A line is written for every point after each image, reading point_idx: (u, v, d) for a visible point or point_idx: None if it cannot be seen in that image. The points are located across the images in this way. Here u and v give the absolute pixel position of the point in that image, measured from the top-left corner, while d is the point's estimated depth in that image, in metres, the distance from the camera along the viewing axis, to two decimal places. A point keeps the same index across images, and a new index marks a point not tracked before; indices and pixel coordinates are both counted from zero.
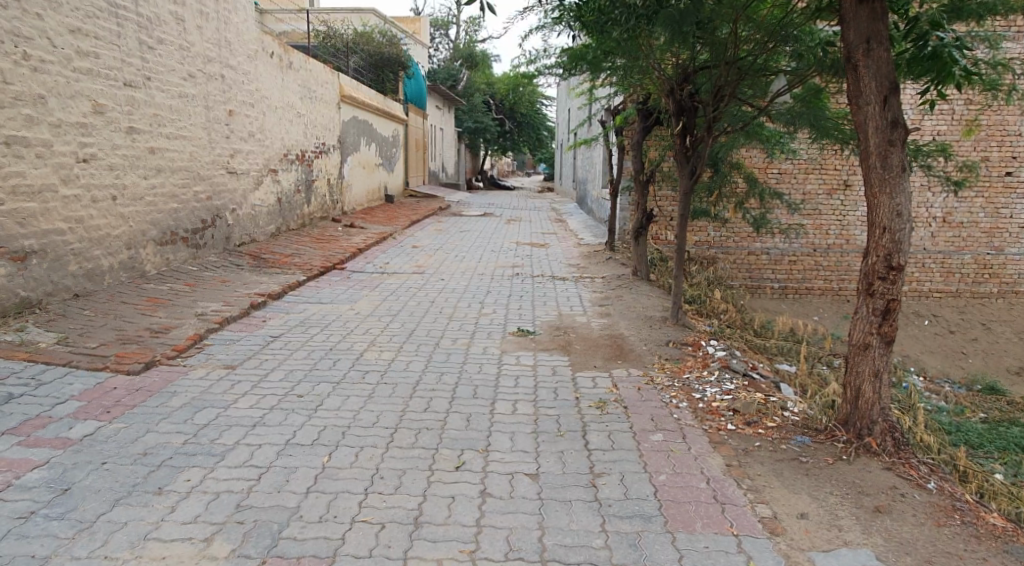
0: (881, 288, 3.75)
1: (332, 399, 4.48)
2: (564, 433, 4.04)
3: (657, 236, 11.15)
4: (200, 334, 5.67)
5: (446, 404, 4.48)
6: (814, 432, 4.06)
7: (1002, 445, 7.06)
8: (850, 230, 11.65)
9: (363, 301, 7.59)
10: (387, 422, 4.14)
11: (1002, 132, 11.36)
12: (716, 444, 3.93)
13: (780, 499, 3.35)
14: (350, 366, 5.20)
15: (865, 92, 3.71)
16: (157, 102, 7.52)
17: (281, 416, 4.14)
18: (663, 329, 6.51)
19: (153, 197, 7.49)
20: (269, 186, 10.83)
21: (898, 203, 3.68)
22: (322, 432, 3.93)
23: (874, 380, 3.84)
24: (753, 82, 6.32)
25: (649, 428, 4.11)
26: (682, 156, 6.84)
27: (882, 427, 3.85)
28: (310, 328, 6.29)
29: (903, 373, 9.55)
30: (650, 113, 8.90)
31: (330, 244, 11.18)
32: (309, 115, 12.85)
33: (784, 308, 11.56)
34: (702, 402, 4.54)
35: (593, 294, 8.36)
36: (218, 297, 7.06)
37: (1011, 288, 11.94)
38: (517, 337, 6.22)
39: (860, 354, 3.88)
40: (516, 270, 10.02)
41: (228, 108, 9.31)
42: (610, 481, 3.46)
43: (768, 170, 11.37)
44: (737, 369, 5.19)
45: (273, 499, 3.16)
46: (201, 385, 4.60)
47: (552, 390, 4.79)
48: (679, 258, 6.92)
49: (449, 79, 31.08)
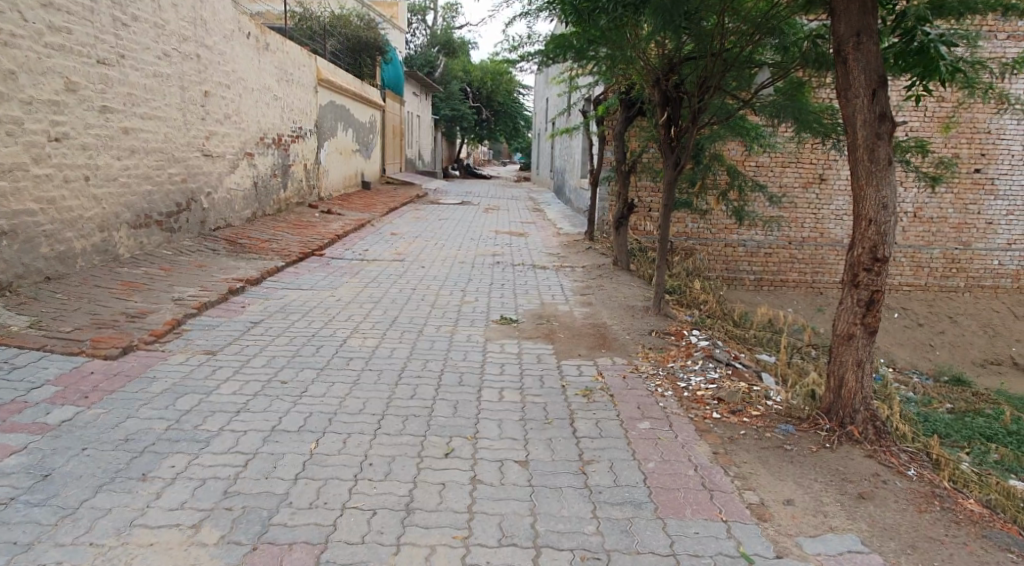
0: (866, 280, 3.79)
1: (316, 385, 4.44)
2: (552, 421, 4.05)
3: (636, 227, 11.20)
4: (178, 319, 5.58)
5: (432, 391, 4.47)
6: (797, 420, 4.10)
7: (968, 436, 7.23)
8: (824, 224, 11.80)
9: (343, 287, 7.52)
10: (374, 409, 4.12)
11: (972, 129, 11.56)
12: (703, 432, 3.96)
13: (767, 486, 3.39)
14: (333, 352, 5.16)
15: (854, 86, 3.72)
16: (131, 80, 7.36)
17: (266, 402, 4.10)
18: (645, 319, 6.56)
19: (127, 179, 7.34)
20: (245, 169, 10.66)
21: (884, 195, 3.70)
22: (308, 418, 3.90)
23: (857, 370, 3.89)
24: (739, 74, 6.33)
25: (636, 416, 4.14)
26: (666, 146, 6.81)
27: (864, 416, 3.90)
28: (290, 314, 6.23)
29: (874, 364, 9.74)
30: (632, 103, 8.92)
31: (308, 230, 11.06)
32: (286, 99, 12.67)
33: (760, 300, 11.71)
34: (687, 391, 4.58)
35: (574, 283, 8.38)
36: (195, 281, 6.96)
37: (978, 283, 12.19)
38: (501, 325, 6.22)
39: (844, 344, 3.93)
40: (496, 258, 10.01)
41: (204, 88, 9.15)
42: (599, 468, 3.48)
43: (746, 163, 11.48)
44: (720, 359, 5.23)
45: (261, 485, 3.13)
46: (183, 371, 4.54)
47: (538, 378, 4.80)
48: (662, 248, 6.95)
49: (426, 65, 30.86)
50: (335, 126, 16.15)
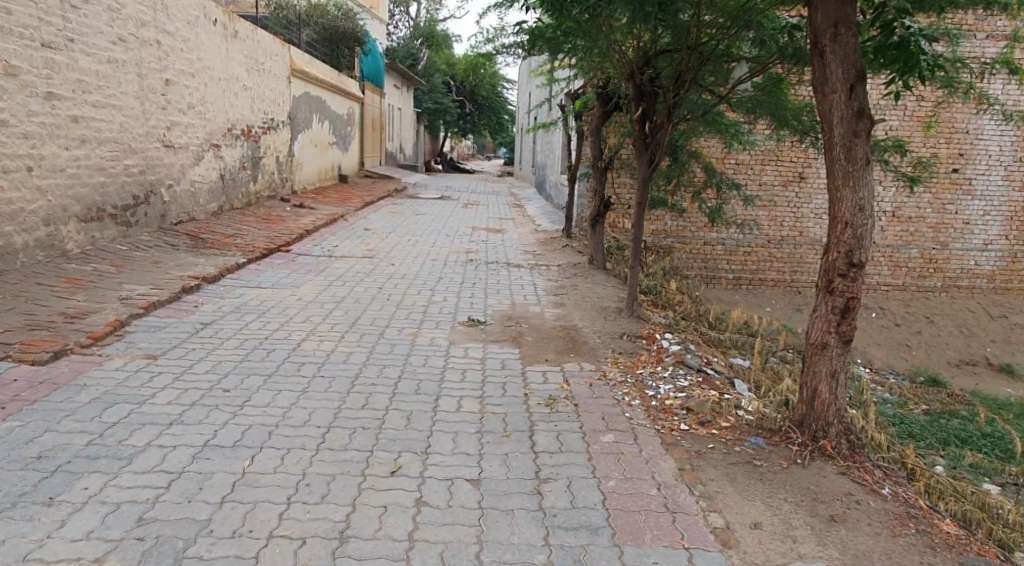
0: (841, 286, 3.56)
1: (262, 393, 4.19)
2: (509, 433, 3.81)
3: (614, 224, 11.00)
4: (121, 321, 5.30)
5: (386, 400, 4.21)
6: (768, 433, 3.86)
7: (942, 439, 7.09)
8: (803, 223, 11.65)
9: (305, 285, 7.24)
10: (320, 420, 3.86)
11: (951, 128, 11.44)
12: (668, 446, 3.74)
13: (733, 507, 3.17)
14: (284, 357, 4.88)
15: (830, 79, 3.49)
16: (81, 66, 7.07)
17: (203, 413, 3.86)
18: (617, 321, 6.35)
19: (77, 169, 7.07)
20: (211, 161, 10.33)
21: (861, 197, 3.47)
22: (247, 431, 3.66)
23: (831, 381, 3.65)
24: (715, 68, 6.10)
25: (599, 428, 3.91)
26: (640, 142, 6.55)
27: (838, 430, 3.66)
28: (245, 314, 5.95)
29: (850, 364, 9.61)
30: (609, 98, 8.67)
31: (277, 225, 10.75)
32: (257, 89, 12.33)
33: (739, 299, 11.54)
34: (655, 401, 4.35)
35: (547, 282, 8.15)
36: (146, 279, 6.66)
37: (955, 283, 12.11)
38: (466, 327, 5.97)
39: (817, 353, 3.69)
40: (469, 256, 9.76)
41: (165, 76, 8.82)
42: (556, 487, 3.25)
43: (725, 161, 11.31)
44: (692, 365, 5.01)
45: (181, 511, 2.91)
46: (117, 379, 4.29)
47: (501, 386, 4.55)
48: (636, 247, 6.71)
49: (408, 58, 30.52)
50: (310, 118, 15.78)
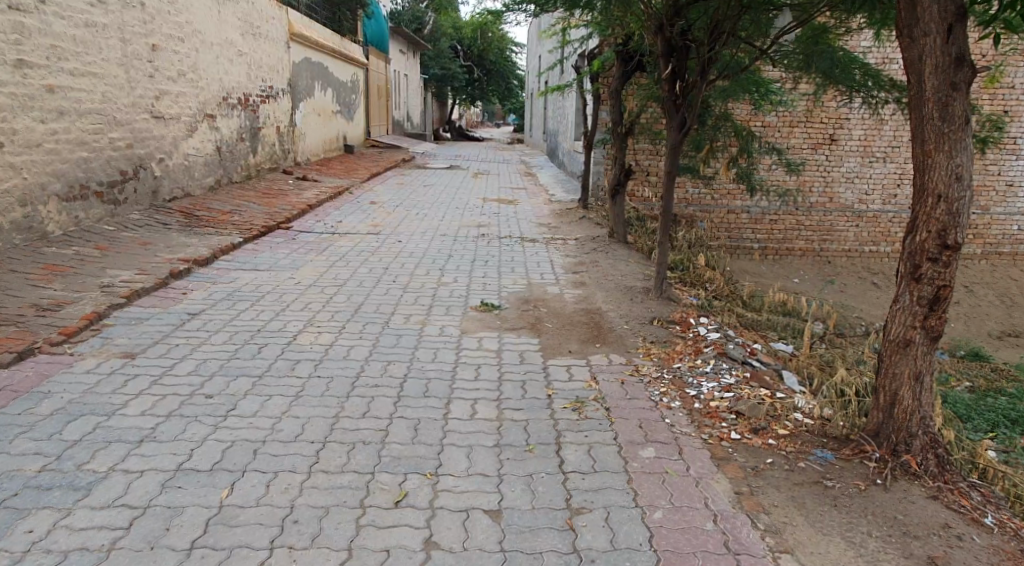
0: (931, 273, 2.95)
1: (249, 401, 3.64)
2: (533, 447, 3.28)
3: (633, 192, 10.37)
4: (98, 313, 4.77)
5: (390, 407, 3.67)
6: (836, 445, 3.30)
7: (992, 419, 6.16)
8: (834, 188, 11.00)
9: (306, 267, 6.69)
10: (314, 434, 3.32)
11: (995, 85, 10.59)
12: (721, 462, 3.19)
13: (808, 546, 2.63)
14: (277, 354, 4.34)
15: (922, 17, 2.86)
16: (55, 30, 6.49)
17: (179, 427, 3.32)
18: (645, 303, 5.76)
19: (55, 144, 6.51)
20: (206, 133, 9.73)
21: (959, 163, 2.87)
22: (229, 450, 3.12)
23: (915, 385, 3.07)
24: (755, 18, 5.44)
25: (637, 440, 3.36)
26: (671, 105, 5.82)
27: (923, 443, 3.08)
28: (237, 302, 5.41)
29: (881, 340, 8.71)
30: (630, 57, 7.98)
31: (277, 199, 10.18)
32: (254, 55, 11.67)
33: (765, 270, 10.92)
34: (698, 403, 3.79)
35: (565, 258, 7.57)
36: (133, 263, 6.12)
37: (995, 250, 11.44)
38: (481, 313, 5.41)
39: (898, 352, 3.10)
40: (481, 230, 9.18)
41: (151, 42, 8.20)
42: (592, 522, 2.72)
43: (752, 123, 10.46)
44: (735, 358, 4.44)
45: (142, 562, 2.40)
46: (86, 384, 3.76)
47: (520, 386, 4.01)
48: (666, 222, 6.08)
49: (414, 22, 28.57)
50: (311, 85, 15.10)
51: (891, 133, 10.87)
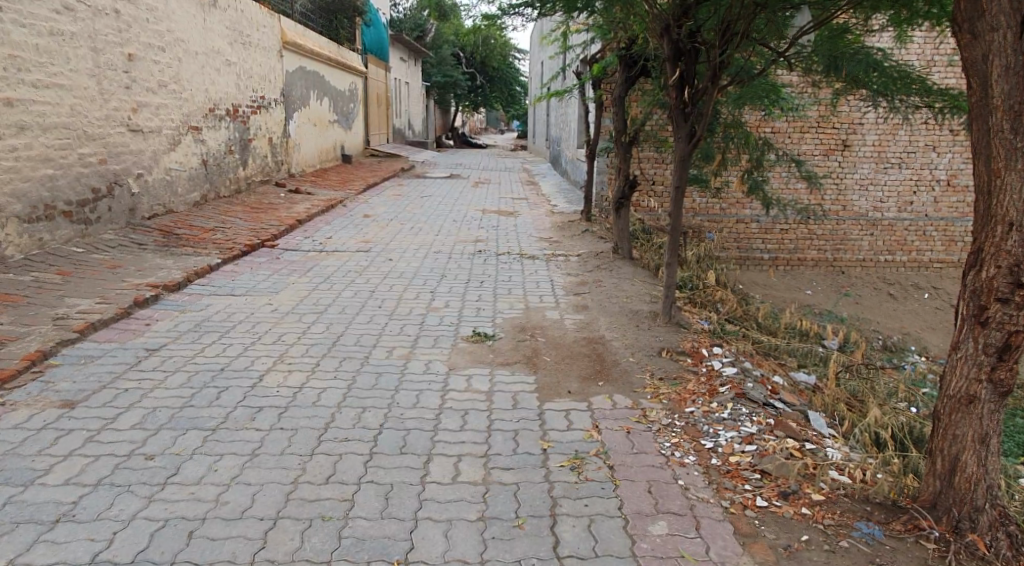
0: (1000, 316, 2.45)
1: (195, 463, 3.14)
2: (523, 522, 2.78)
3: (637, 202, 9.93)
4: (42, 351, 4.27)
5: (359, 468, 3.15)
6: (886, 517, 2.80)
7: None
8: (847, 195, 10.48)
9: (286, 291, 6.21)
10: (264, 508, 2.82)
11: None
12: (747, 539, 2.69)
13: None
14: (237, 400, 3.83)
15: (988, 6, 2.35)
16: (14, 39, 6.03)
17: (106, 500, 2.83)
18: (652, 330, 5.25)
19: (14, 161, 6.05)
20: (189, 145, 9.26)
21: None
22: (159, 534, 2.63)
23: (979, 449, 2.60)
24: (771, 17, 4.86)
25: (646, 510, 2.85)
26: (677, 113, 5.27)
27: (991, 519, 2.62)
28: (204, 335, 4.91)
29: (901, 358, 8.16)
30: (633, 62, 7.50)
31: (265, 214, 9.70)
32: (243, 64, 11.19)
33: (777, 282, 10.32)
34: (715, 458, 3.28)
35: (566, 277, 7.08)
36: (97, 289, 5.64)
37: None
38: (472, 344, 4.92)
39: (960, 411, 2.61)
40: (477, 245, 8.71)
41: (128, 51, 7.73)
42: None
43: (762, 127, 9.93)
44: (755, 400, 3.90)
45: None
46: (11, 442, 3.27)
47: (512, 437, 3.50)
48: (675, 241, 5.50)
49: (416, 29, 28.08)
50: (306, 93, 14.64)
51: (906, 137, 10.31)
